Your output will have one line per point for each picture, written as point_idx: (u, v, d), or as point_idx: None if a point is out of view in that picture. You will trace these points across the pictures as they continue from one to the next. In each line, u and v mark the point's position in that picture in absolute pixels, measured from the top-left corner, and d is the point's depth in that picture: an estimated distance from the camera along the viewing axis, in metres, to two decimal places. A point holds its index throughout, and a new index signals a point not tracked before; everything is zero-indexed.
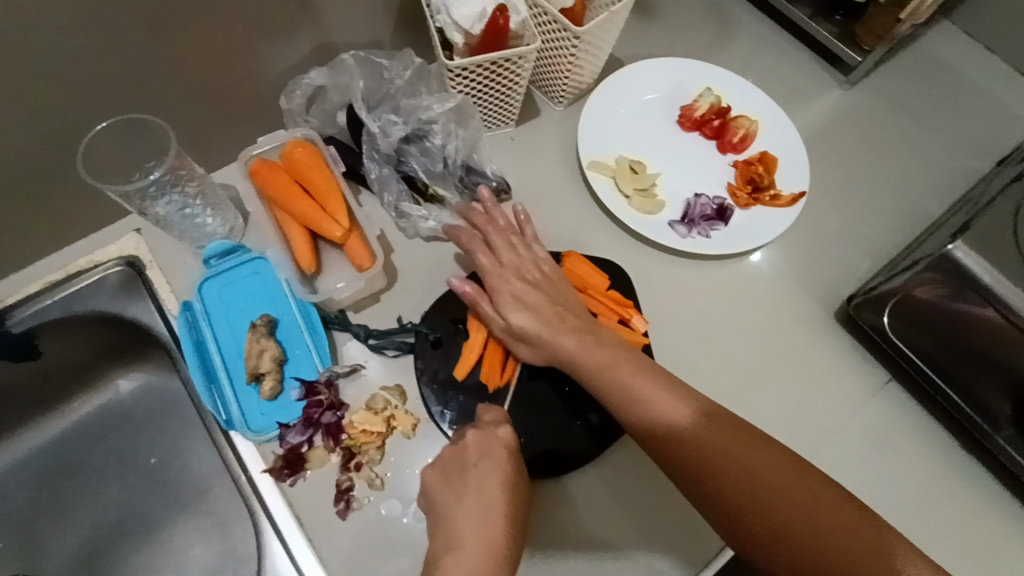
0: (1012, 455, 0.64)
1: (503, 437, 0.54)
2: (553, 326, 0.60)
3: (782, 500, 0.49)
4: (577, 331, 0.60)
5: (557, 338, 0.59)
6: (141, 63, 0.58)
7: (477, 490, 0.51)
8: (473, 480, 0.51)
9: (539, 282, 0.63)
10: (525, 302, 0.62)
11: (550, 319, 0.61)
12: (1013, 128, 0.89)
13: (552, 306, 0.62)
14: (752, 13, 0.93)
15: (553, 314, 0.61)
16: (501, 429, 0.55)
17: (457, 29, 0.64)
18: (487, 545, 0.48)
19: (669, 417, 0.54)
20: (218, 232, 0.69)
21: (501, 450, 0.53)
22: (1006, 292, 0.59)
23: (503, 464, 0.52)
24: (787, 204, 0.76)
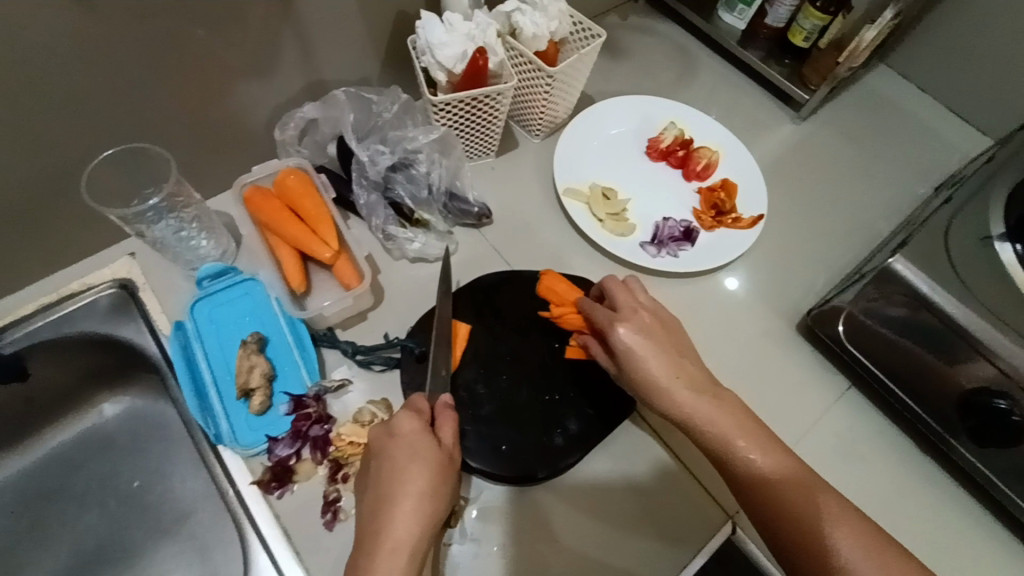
0: (966, 456, 0.68)
1: (401, 433, 0.56)
2: (675, 381, 0.58)
3: (803, 493, 0.52)
4: (701, 394, 0.57)
5: (683, 399, 0.57)
6: (144, 97, 0.62)
7: (380, 489, 0.53)
8: (379, 480, 0.54)
9: (658, 332, 0.61)
10: (645, 371, 0.58)
11: (672, 374, 0.58)
12: (948, 156, 0.98)
13: (676, 362, 0.59)
14: (710, 57, 1.03)
15: (673, 366, 0.59)
16: (399, 423, 0.56)
17: (440, 68, 0.70)
18: (392, 547, 0.50)
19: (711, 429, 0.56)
20: (211, 255, 0.72)
21: (402, 446, 0.55)
22: (942, 301, 0.64)
23: (414, 453, 0.54)
24: (747, 225, 0.82)
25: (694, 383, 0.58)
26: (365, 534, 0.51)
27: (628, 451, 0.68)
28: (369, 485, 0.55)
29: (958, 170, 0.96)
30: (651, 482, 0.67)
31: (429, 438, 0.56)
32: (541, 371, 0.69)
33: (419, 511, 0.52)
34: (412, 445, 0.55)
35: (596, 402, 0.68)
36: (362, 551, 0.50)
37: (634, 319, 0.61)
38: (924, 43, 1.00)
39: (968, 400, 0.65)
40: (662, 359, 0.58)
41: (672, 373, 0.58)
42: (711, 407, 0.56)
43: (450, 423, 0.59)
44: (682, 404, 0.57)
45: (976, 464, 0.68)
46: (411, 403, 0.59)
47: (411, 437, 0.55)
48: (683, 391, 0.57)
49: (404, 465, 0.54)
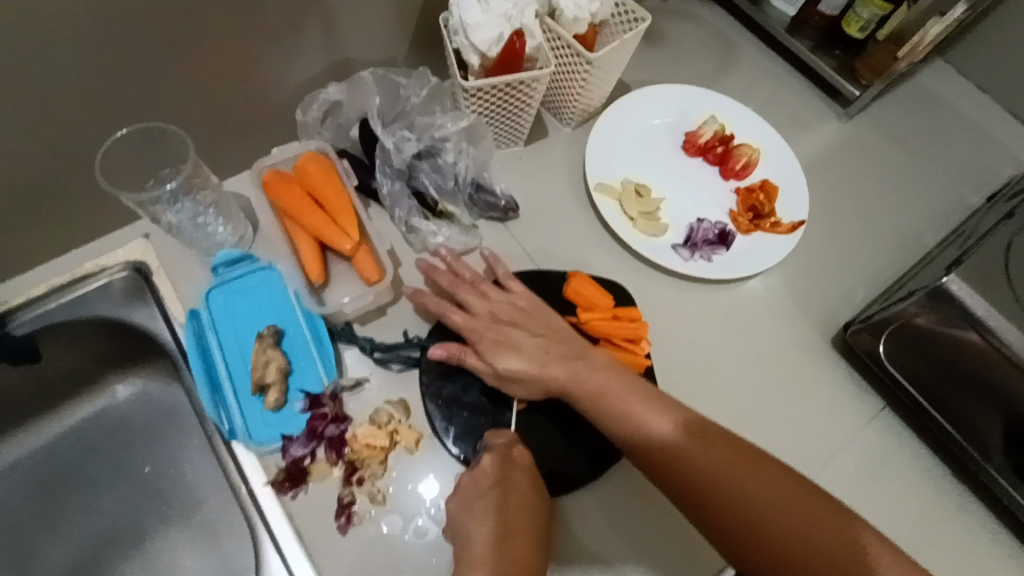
0: (1004, 488, 0.66)
1: (520, 464, 0.59)
2: (545, 357, 0.61)
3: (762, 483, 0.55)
4: (567, 360, 0.61)
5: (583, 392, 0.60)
6: (160, 73, 0.58)
7: (502, 517, 0.54)
8: (501, 506, 0.55)
9: (518, 319, 0.64)
10: (521, 354, 0.61)
11: (542, 349, 0.62)
12: (1003, 163, 0.92)
13: (542, 348, 0.62)
14: (755, 45, 0.96)
15: (537, 350, 0.62)
16: (517, 452, 0.59)
17: (474, 51, 0.66)
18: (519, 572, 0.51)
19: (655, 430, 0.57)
20: (227, 242, 0.69)
21: (518, 475, 0.57)
22: (997, 326, 0.62)
23: (527, 487, 0.57)
24: (787, 231, 0.78)
25: (562, 353, 0.62)
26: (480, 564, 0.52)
27: None
28: (478, 509, 0.55)
29: (1013, 178, 0.91)
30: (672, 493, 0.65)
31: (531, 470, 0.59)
32: None
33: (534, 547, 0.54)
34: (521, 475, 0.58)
35: None
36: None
37: (492, 312, 0.64)
38: (990, 37, 0.92)
39: (1012, 429, 0.63)
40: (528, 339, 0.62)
41: (539, 351, 0.62)
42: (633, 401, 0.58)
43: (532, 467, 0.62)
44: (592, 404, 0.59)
45: (1015, 495, 0.65)
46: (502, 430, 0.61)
47: (526, 470, 0.59)
48: (555, 365, 0.61)
49: (523, 494, 0.56)
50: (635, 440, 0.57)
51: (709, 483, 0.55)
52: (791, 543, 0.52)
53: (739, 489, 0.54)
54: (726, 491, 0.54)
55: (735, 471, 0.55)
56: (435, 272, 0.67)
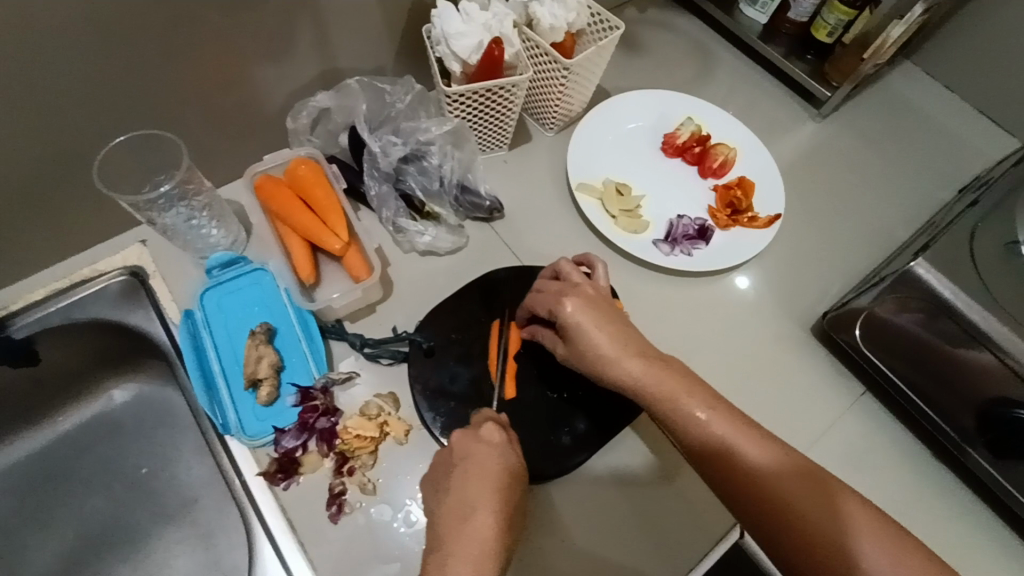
0: (984, 468, 0.67)
1: (487, 441, 0.56)
2: (624, 352, 0.57)
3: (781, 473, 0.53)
4: (648, 358, 0.57)
5: (660, 390, 0.56)
6: (157, 82, 0.61)
7: (459, 495, 0.52)
8: (458, 484, 0.53)
9: (597, 308, 0.59)
10: (594, 346, 0.57)
11: (621, 345, 0.58)
12: (972, 158, 0.96)
13: (625, 336, 0.58)
14: (730, 52, 1.01)
15: (620, 337, 0.58)
16: (484, 430, 0.56)
17: (455, 59, 0.70)
18: (472, 547, 0.48)
19: (692, 420, 0.55)
20: (221, 244, 0.72)
21: (477, 453, 0.54)
22: (965, 308, 0.63)
23: (486, 465, 0.53)
24: (764, 226, 0.80)
25: (642, 350, 0.58)
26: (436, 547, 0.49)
27: (635, 454, 0.67)
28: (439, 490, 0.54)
29: (982, 172, 0.94)
30: (655, 471, 0.66)
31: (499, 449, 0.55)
32: (548, 368, 0.68)
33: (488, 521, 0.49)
34: (484, 455, 0.54)
35: (604, 399, 0.67)
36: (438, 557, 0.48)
37: (575, 294, 0.60)
38: (954, 40, 0.97)
39: (987, 410, 0.64)
40: (608, 332, 0.58)
41: (618, 345, 0.57)
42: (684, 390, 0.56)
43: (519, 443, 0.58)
44: (662, 400, 0.56)
45: (994, 475, 0.66)
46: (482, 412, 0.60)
47: (494, 446, 0.55)
48: (634, 360, 0.57)
49: (483, 471, 0.53)
50: (678, 424, 0.55)
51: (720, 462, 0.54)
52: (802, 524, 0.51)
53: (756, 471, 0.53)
54: (777, 496, 0.52)
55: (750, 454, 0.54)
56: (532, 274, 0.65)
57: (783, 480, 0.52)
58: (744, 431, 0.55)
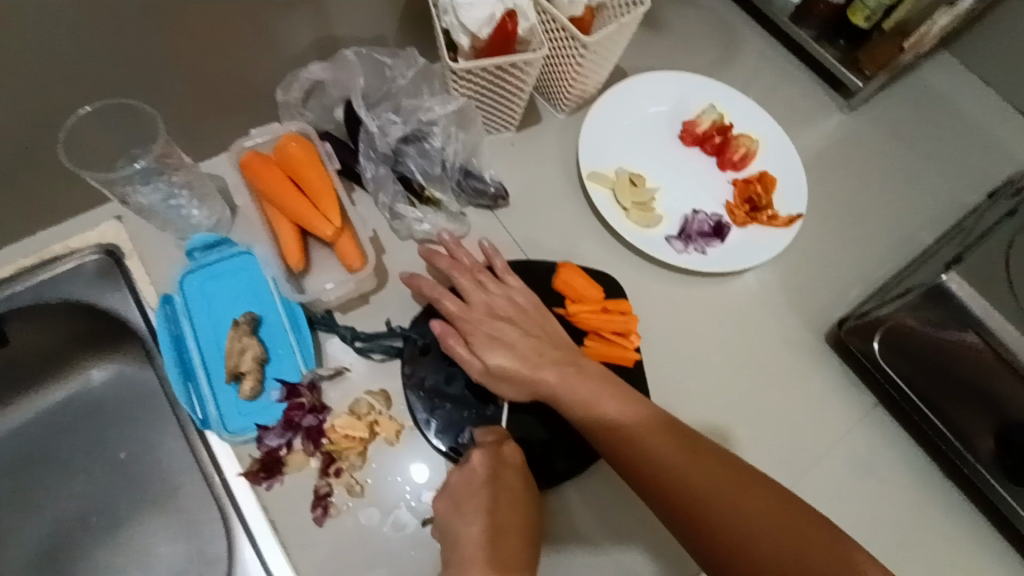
0: (994, 488, 0.65)
1: (510, 463, 0.56)
2: (537, 361, 0.59)
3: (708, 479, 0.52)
4: (558, 363, 0.60)
5: (573, 397, 0.58)
6: (131, 44, 0.55)
7: (492, 519, 0.52)
8: (491, 505, 0.53)
9: (513, 317, 0.62)
10: (506, 355, 0.59)
11: (534, 353, 0.60)
12: (1004, 160, 0.90)
13: (535, 347, 0.60)
14: (758, 32, 0.94)
15: (534, 350, 0.60)
16: (506, 450, 0.57)
17: (464, 31, 0.63)
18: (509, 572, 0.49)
19: (609, 423, 0.56)
20: (203, 225, 0.67)
21: (495, 469, 0.55)
22: (994, 324, 0.64)
23: (515, 486, 0.55)
24: (784, 225, 0.76)
25: (555, 357, 0.60)
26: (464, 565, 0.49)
27: None
28: (454, 505, 0.54)
29: (1014, 177, 0.89)
30: None
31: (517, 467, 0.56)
32: None
33: (521, 547, 0.51)
34: (504, 470, 0.55)
35: None
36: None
37: (481, 310, 0.62)
38: (997, 31, 0.90)
39: (1006, 432, 0.63)
40: (521, 340, 0.61)
41: (530, 354, 0.60)
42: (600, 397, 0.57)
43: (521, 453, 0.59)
44: (574, 404, 0.57)
45: (1003, 496, 0.64)
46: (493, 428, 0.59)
47: (513, 469, 0.56)
48: (547, 367, 0.59)
49: (500, 486, 0.54)
50: (598, 431, 0.56)
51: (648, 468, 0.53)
52: (731, 525, 0.50)
53: (675, 471, 0.53)
54: (700, 496, 0.52)
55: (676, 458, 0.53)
56: (436, 257, 0.65)
57: (693, 474, 0.52)
58: (659, 429, 0.56)
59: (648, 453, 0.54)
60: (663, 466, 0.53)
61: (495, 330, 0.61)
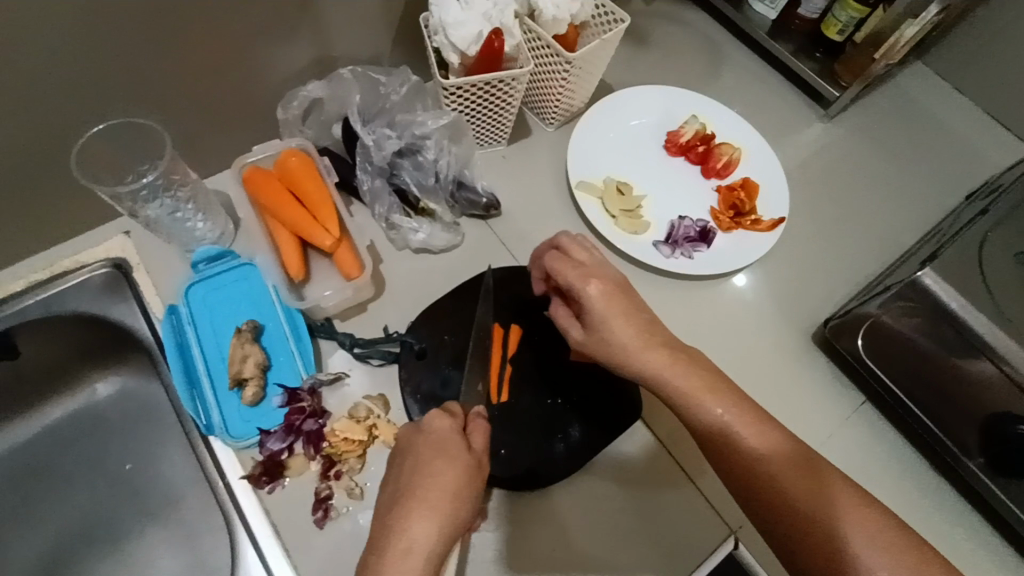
0: (982, 481, 0.66)
1: (430, 429, 0.52)
2: (644, 344, 0.54)
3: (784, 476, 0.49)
4: (675, 350, 0.54)
5: (674, 378, 0.53)
6: (141, 68, 0.59)
7: (397, 489, 0.49)
8: (401, 476, 0.50)
9: (622, 295, 0.56)
10: (610, 333, 0.55)
11: (641, 337, 0.54)
12: (981, 164, 0.94)
13: (646, 334, 0.55)
14: (738, 48, 0.98)
15: (650, 335, 0.55)
16: (427, 419, 0.53)
17: (453, 50, 0.67)
18: (405, 545, 0.46)
19: (706, 412, 0.52)
20: (207, 237, 0.70)
21: (429, 443, 0.51)
22: (970, 319, 0.63)
23: (433, 453, 0.50)
24: (767, 229, 0.78)
25: (667, 341, 0.55)
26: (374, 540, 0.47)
27: (631, 460, 0.65)
28: (389, 478, 0.51)
29: (990, 179, 0.92)
30: (651, 480, 0.65)
31: (457, 439, 0.51)
32: (543, 374, 0.66)
33: (428, 524, 0.47)
34: (442, 442, 0.51)
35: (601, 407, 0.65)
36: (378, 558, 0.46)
37: (600, 285, 0.56)
38: (967, 42, 0.94)
39: (989, 424, 0.63)
40: (627, 321, 0.55)
41: (642, 336, 0.54)
42: (699, 385, 0.53)
43: (482, 431, 0.53)
44: (680, 392, 0.53)
45: (993, 490, 0.65)
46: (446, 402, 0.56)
47: (439, 434, 0.51)
48: (656, 351, 0.54)
49: (430, 462, 0.49)
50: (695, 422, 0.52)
51: (742, 456, 0.50)
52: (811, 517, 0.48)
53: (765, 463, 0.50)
54: (776, 489, 0.49)
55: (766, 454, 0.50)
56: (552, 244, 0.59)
57: (782, 469, 0.49)
58: (749, 422, 0.51)
59: (734, 445, 0.51)
60: (743, 457, 0.50)
61: (601, 309, 0.55)
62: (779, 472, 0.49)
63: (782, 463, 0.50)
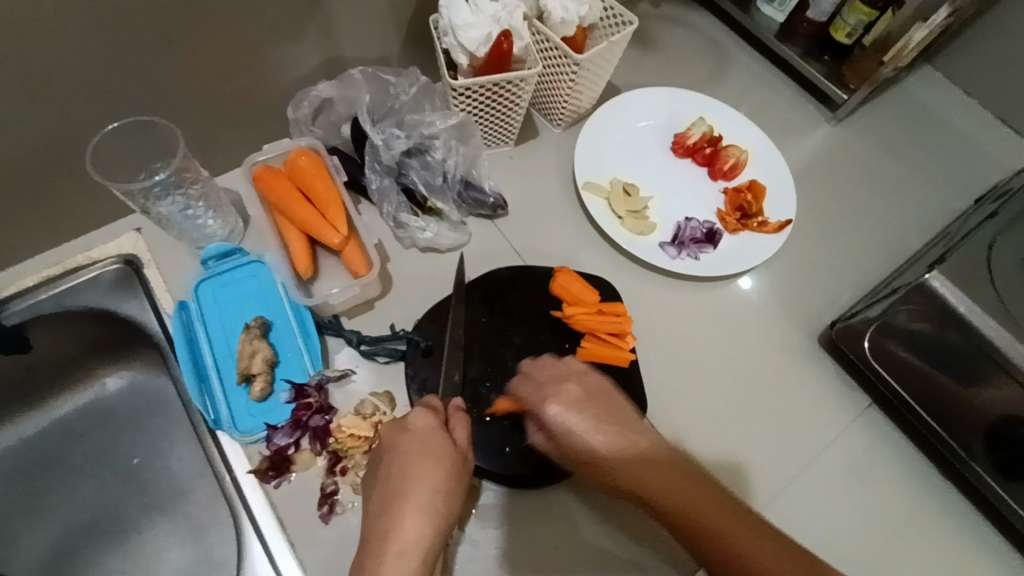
0: (988, 485, 0.65)
1: (416, 429, 0.54)
2: (620, 453, 0.53)
3: (704, 500, 0.51)
4: (634, 444, 0.54)
5: (632, 471, 0.52)
6: (156, 67, 0.60)
7: (388, 490, 0.51)
8: (389, 476, 0.52)
9: (597, 402, 0.58)
10: (584, 448, 0.55)
11: (617, 446, 0.54)
12: (989, 167, 0.93)
13: (620, 435, 0.55)
14: (746, 50, 0.98)
15: (619, 437, 0.54)
16: (412, 419, 0.54)
17: (463, 51, 0.68)
18: (398, 544, 0.47)
19: (608, 448, 0.54)
20: (217, 234, 0.71)
21: (415, 442, 0.52)
22: (981, 324, 0.61)
23: (425, 450, 0.52)
24: (773, 231, 0.78)
25: (651, 452, 0.54)
26: (371, 536, 0.48)
27: None
28: (377, 482, 0.52)
29: (1000, 183, 0.91)
30: None
31: (442, 436, 0.53)
32: None
33: (422, 523, 0.48)
34: (428, 442, 0.53)
35: None
36: (367, 556, 0.47)
37: (563, 393, 0.58)
38: (976, 45, 0.94)
39: (995, 430, 0.63)
40: (603, 432, 0.55)
41: (617, 448, 0.54)
42: (601, 423, 0.55)
43: (463, 425, 0.56)
44: (622, 469, 0.53)
45: (1000, 493, 0.65)
46: (427, 397, 0.58)
47: (426, 433, 0.53)
48: (636, 462, 0.53)
49: (417, 463, 0.51)
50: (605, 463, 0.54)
51: (661, 492, 0.51)
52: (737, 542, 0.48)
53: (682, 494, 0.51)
54: (709, 519, 0.49)
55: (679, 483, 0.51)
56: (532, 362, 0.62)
57: (698, 497, 0.51)
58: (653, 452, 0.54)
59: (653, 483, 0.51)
60: (665, 495, 0.51)
61: (568, 418, 0.56)
62: (698, 497, 0.51)
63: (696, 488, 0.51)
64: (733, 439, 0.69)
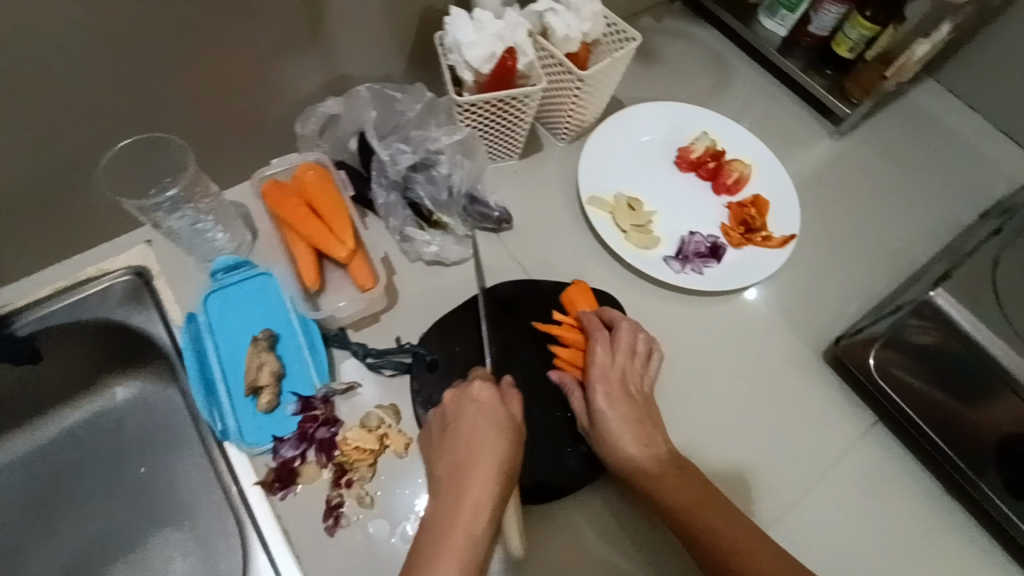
0: (995, 502, 0.65)
1: (479, 399, 0.59)
2: (644, 451, 0.60)
3: (697, 499, 0.58)
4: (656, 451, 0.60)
5: (652, 470, 0.59)
6: (169, 85, 0.61)
7: (455, 453, 0.56)
8: (457, 440, 0.56)
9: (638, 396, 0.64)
10: (617, 437, 0.61)
11: (642, 444, 0.60)
12: (995, 181, 0.93)
13: (644, 435, 0.61)
14: (749, 64, 0.99)
15: (643, 437, 0.61)
16: (475, 389, 0.59)
17: (468, 68, 0.68)
18: (471, 499, 0.52)
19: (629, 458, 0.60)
20: (226, 248, 0.72)
21: (479, 409, 0.58)
22: (987, 344, 0.62)
23: (488, 419, 0.57)
24: (778, 245, 0.79)
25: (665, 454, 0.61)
26: (444, 496, 0.54)
27: None
28: (443, 449, 0.57)
29: (1005, 197, 0.91)
30: None
31: (501, 406, 0.58)
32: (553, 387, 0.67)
33: (489, 482, 0.53)
34: (489, 411, 0.58)
35: None
36: (444, 509, 0.52)
37: (610, 382, 0.63)
38: (979, 59, 0.94)
39: (1004, 449, 0.63)
40: (634, 430, 0.61)
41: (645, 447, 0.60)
42: (628, 429, 0.61)
43: (518, 399, 0.60)
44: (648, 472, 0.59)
45: (1007, 513, 0.64)
46: (478, 371, 0.63)
47: (487, 403, 0.58)
48: (646, 452, 0.60)
49: (480, 432, 0.56)
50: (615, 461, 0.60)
51: (658, 490, 0.58)
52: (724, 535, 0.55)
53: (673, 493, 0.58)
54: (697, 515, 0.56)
55: (671, 486, 0.58)
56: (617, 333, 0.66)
57: (678, 490, 0.58)
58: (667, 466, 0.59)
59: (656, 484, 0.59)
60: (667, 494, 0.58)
61: (607, 411, 0.62)
62: (689, 498, 0.57)
63: (684, 485, 0.58)
64: (738, 454, 0.69)
